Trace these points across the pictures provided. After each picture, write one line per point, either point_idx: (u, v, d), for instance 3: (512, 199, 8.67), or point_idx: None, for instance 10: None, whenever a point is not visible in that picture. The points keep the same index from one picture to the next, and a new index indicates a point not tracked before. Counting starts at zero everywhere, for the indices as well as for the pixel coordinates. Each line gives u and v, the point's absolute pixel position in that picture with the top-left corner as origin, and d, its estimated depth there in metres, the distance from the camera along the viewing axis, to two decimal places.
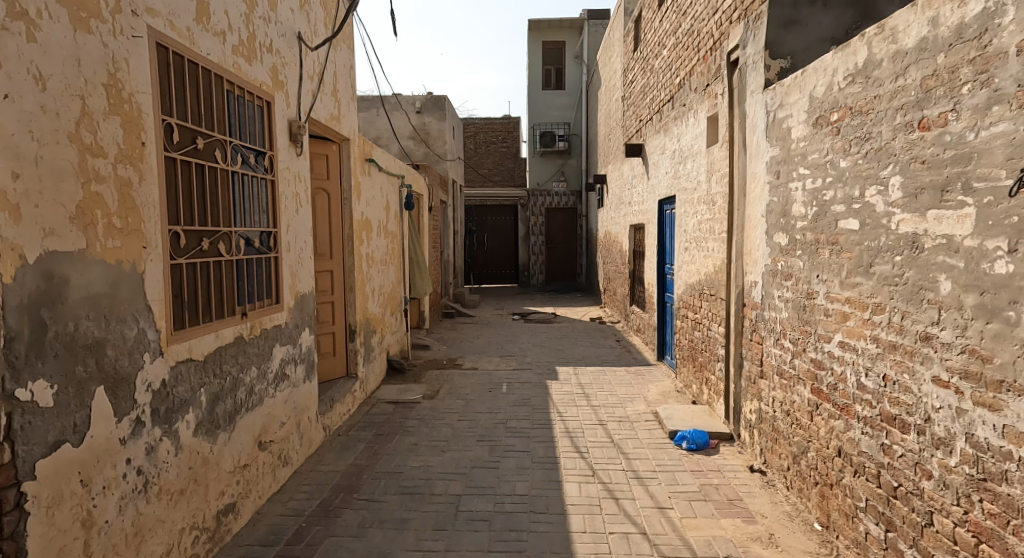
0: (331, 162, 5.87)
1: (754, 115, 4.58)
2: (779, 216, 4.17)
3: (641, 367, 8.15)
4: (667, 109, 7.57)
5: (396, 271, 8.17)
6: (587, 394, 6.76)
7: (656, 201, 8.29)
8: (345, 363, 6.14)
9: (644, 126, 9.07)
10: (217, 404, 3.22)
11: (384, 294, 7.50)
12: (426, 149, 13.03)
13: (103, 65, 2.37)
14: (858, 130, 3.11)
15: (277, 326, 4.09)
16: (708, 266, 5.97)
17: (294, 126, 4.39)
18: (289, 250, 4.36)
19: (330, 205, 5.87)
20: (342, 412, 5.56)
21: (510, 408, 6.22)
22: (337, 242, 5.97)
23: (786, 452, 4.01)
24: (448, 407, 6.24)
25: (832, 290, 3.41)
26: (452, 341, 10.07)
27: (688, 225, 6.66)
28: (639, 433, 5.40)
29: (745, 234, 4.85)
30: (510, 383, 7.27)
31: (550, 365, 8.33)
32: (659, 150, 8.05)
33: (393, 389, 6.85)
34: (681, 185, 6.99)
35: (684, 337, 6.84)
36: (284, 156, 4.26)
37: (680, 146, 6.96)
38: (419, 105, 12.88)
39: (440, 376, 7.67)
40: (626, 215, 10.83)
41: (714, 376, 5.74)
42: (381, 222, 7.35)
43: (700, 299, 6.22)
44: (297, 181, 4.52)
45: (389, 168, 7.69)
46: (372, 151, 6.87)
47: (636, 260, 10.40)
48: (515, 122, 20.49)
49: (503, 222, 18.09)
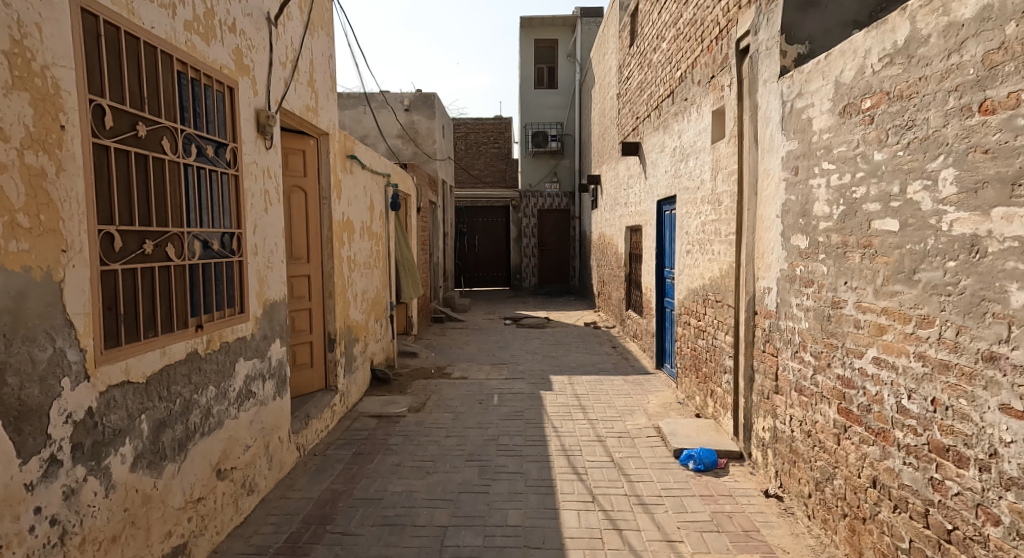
0: (308, 158, 5.45)
1: (767, 107, 4.20)
2: (797, 217, 3.78)
3: (640, 376, 7.76)
4: (667, 105, 7.20)
5: (382, 275, 7.75)
6: (584, 406, 6.37)
7: (654, 201, 7.90)
8: (324, 375, 5.71)
9: (641, 124, 8.69)
10: (163, 432, 2.80)
11: (368, 300, 7.08)
12: (415, 147, 12.63)
13: (5, 28, 1.97)
14: (897, 117, 2.73)
15: (240, 338, 3.67)
16: (712, 270, 5.60)
17: (263, 115, 3.96)
18: (257, 253, 3.94)
19: (307, 204, 5.45)
20: (319, 429, 5.14)
21: (501, 422, 5.81)
22: (315, 244, 5.55)
23: (807, 477, 3.63)
24: (435, 422, 5.83)
25: (864, 299, 3.03)
26: (441, 347, 9.66)
27: (690, 226, 6.29)
28: (640, 451, 5.01)
29: (756, 236, 4.48)
30: (502, 394, 6.87)
31: (543, 374, 7.94)
32: (658, 147, 7.68)
33: (377, 401, 6.44)
34: (682, 183, 6.61)
35: (686, 346, 6.46)
36: (250, 149, 3.84)
37: (681, 143, 6.59)
38: (407, 102, 12.43)
39: (427, 386, 7.25)
40: (622, 217, 10.45)
41: (720, 388, 5.37)
42: (365, 223, 6.94)
43: (704, 305, 5.83)
44: (267, 178, 4.10)
45: (374, 166, 7.28)
46: (355, 147, 6.44)
47: (632, 262, 10.02)
48: (506, 122, 20.09)
49: (494, 223, 17.70)
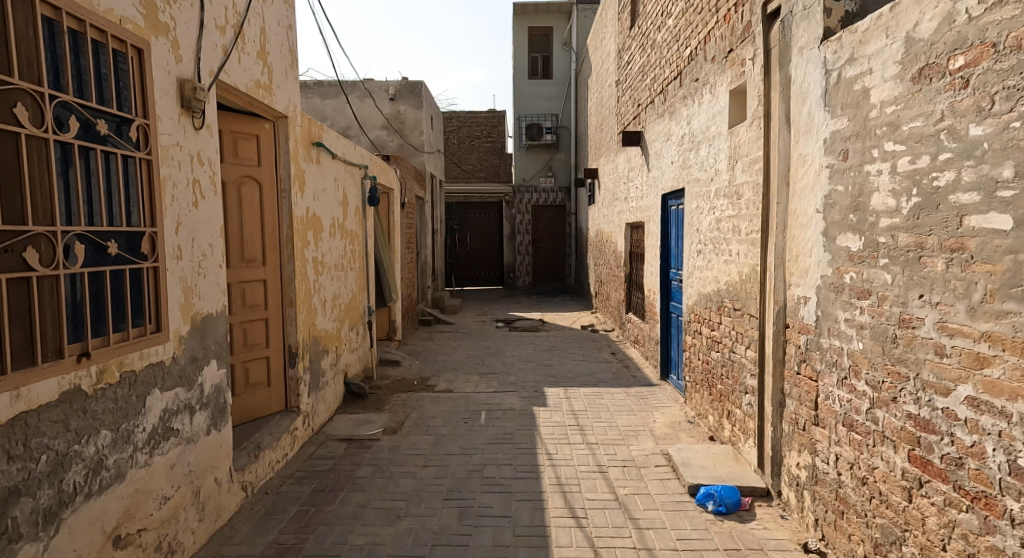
0: (262, 146, 4.70)
1: (804, 79, 3.49)
2: (846, 212, 3.07)
3: (643, 388, 7.05)
4: (673, 88, 6.48)
5: (357, 277, 7.02)
6: (582, 426, 5.67)
7: (660, 195, 7.17)
8: (283, 395, 4.98)
9: (644, 112, 7.95)
10: (15, 504, 2.13)
11: (341, 306, 6.35)
12: (401, 140, 11.89)
13: None
14: (1010, 75, 2.08)
15: (154, 364, 2.93)
16: (729, 274, 4.90)
17: (188, 87, 3.19)
18: (181, 256, 3.20)
19: (260, 198, 4.70)
20: (274, 460, 4.43)
21: (487, 448, 5.10)
22: (271, 244, 4.81)
23: (861, 535, 2.94)
24: (412, 448, 5.13)
25: (950, 319, 2.33)
26: (427, 354, 8.94)
27: (702, 223, 5.59)
28: (649, 486, 4.31)
29: (787, 234, 3.78)
30: (490, 411, 6.16)
31: (537, 385, 7.23)
32: (663, 136, 6.96)
33: (349, 422, 5.72)
34: (691, 175, 5.91)
35: (697, 358, 5.77)
36: (169, 127, 3.08)
37: (691, 130, 5.88)
38: (393, 90, 11.68)
39: (407, 402, 6.54)
40: (622, 213, 9.71)
41: (738, 410, 4.69)
42: (336, 220, 6.20)
43: (720, 314, 5.13)
44: (197, 164, 3.35)
45: (347, 156, 6.55)
46: (323, 133, 5.68)
47: (632, 262, 9.33)
48: (500, 117, 19.36)
49: (487, 220, 16.95)
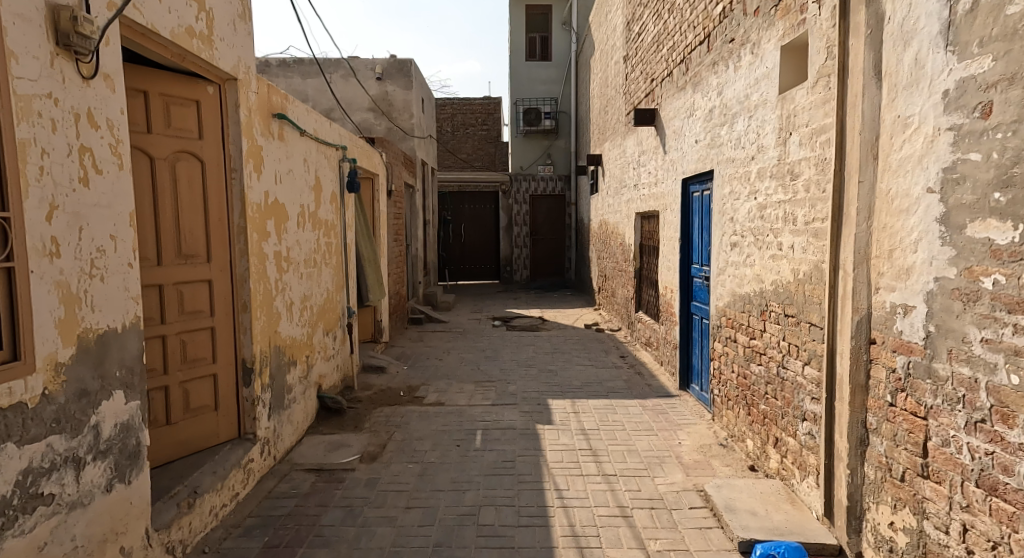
0: (203, 114, 3.79)
1: (908, 12, 2.62)
2: (988, 190, 2.22)
3: (661, 399, 6.21)
4: (699, 55, 5.61)
5: (333, 274, 6.12)
6: (596, 451, 4.84)
7: (680, 180, 6.29)
8: (236, 420, 4.09)
9: (659, 87, 7.08)
10: None
11: (313, 308, 5.47)
12: (389, 123, 10.96)
13: None
14: None
15: (4, 409, 2.05)
16: (777, 271, 4.05)
17: (66, 16, 2.30)
18: (59, 251, 2.30)
19: (202, 179, 3.80)
20: (217, 506, 3.56)
21: (484, 482, 4.27)
22: (216, 236, 3.91)
23: None
24: (394, 482, 4.29)
25: None
26: (416, 359, 8.07)
27: (737, 211, 4.74)
28: (686, 538, 3.45)
29: (874, 222, 2.92)
30: (487, 431, 5.31)
31: (540, 397, 6.38)
32: (684, 111, 6.09)
33: (321, 448, 4.85)
34: (722, 154, 5.06)
35: (730, 370, 4.95)
36: (34, 71, 2.19)
37: (723, 101, 5.01)
38: (380, 69, 10.76)
39: (391, 418, 5.68)
40: (631, 201, 8.83)
41: (790, 439, 3.86)
42: (305, 208, 5.29)
43: (763, 320, 4.28)
44: (86, 127, 2.45)
45: (320, 134, 5.64)
46: (288, 104, 4.77)
47: (643, 256, 8.48)
48: (496, 103, 18.42)
49: (482, 211, 16.02)
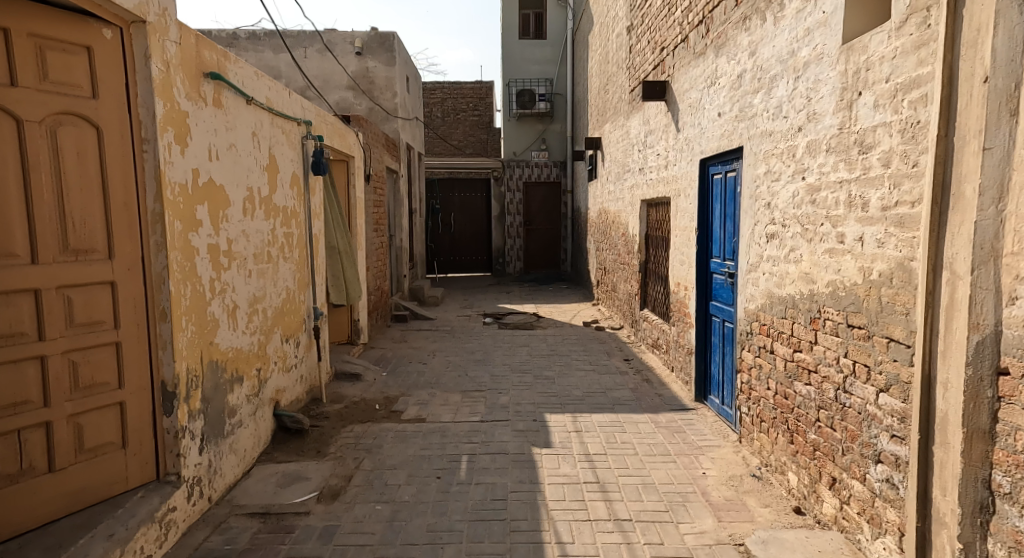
0: (97, 66, 2.91)
1: None
2: None
3: (675, 414, 5.40)
4: (725, 10, 4.75)
5: (295, 270, 5.24)
6: (605, 485, 4.02)
7: (698, 160, 5.45)
8: (155, 458, 3.22)
9: (671, 57, 6.22)
10: None
11: (266, 312, 4.60)
12: (370, 102, 10.05)
13: None
14: None
15: None
16: (836, 271, 3.21)
17: None
18: None
19: (98, 152, 2.94)
20: None
21: (467, 532, 3.45)
22: (121, 224, 3.04)
23: None
24: (356, 533, 3.46)
25: None
26: (397, 363, 7.22)
27: (776, 196, 3.91)
28: None
29: (1011, 203, 2.10)
30: (474, 458, 4.48)
31: (536, 410, 5.56)
32: (705, 80, 5.23)
33: (272, 483, 4.01)
34: (756, 127, 4.21)
35: (765, 387, 4.14)
36: None
37: (757, 63, 4.17)
38: (360, 43, 9.83)
39: (361, 440, 4.84)
40: (636, 187, 7.99)
41: (855, 486, 3.03)
42: (255, 191, 4.41)
43: (815, 330, 3.44)
44: None
45: (273, 104, 4.75)
46: (226, 63, 3.89)
47: (649, 249, 7.66)
48: (488, 87, 17.50)
49: (473, 199, 15.13)
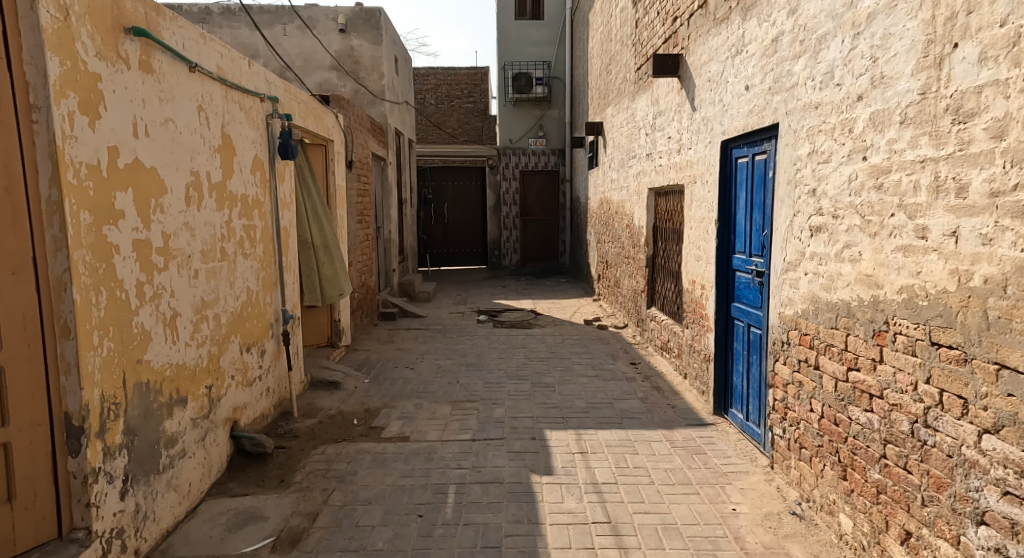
0: None
1: None
2: None
3: (693, 430, 4.75)
4: None
5: (258, 269, 4.55)
6: (618, 524, 3.37)
7: (718, 142, 4.78)
8: (56, 511, 2.55)
9: (686, 26, 5.53)
10: None
11: (218, 319, 3.90)
12: (355, 84, 9.33)
13: None
14: None
15: None
16: (914, 273, 2.54)
17: None
18: None
19: None
20: None
21: None
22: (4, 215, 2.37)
23: None
24: None
25: None
26: (381, 368, 6.54)
27: (825, 180, 3.24)
28: None
29: None
30: (463, 488, 3.82)
31: (535, 425, 4.91)
32: (728, 48, 4.54)
33: (222, 524, 3.36)
34: (797, 98, 3.53)
35: (806, 406, 3.49)
36: None
37: (800, 20, 3.49)
38: (343, 20, 9.09)
39: (333, 465, 4.18)
40: (642, 174, 7.32)
41: (943, 549, 2.39)
42: (202, 175, 3.72)
43: (880, 347, 2.78)
44: None
45: (226, 73, 4.04)
46: (156, 19, 3.19)
47: (658, 241, 7.00)
48: (483, 72, 16.74)
49: (467, 188, 14.41)
